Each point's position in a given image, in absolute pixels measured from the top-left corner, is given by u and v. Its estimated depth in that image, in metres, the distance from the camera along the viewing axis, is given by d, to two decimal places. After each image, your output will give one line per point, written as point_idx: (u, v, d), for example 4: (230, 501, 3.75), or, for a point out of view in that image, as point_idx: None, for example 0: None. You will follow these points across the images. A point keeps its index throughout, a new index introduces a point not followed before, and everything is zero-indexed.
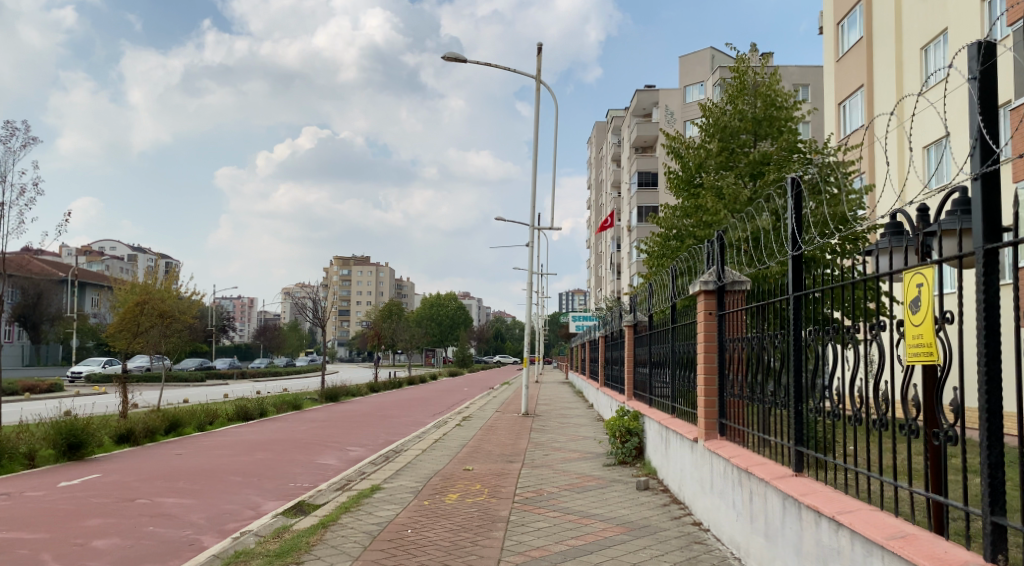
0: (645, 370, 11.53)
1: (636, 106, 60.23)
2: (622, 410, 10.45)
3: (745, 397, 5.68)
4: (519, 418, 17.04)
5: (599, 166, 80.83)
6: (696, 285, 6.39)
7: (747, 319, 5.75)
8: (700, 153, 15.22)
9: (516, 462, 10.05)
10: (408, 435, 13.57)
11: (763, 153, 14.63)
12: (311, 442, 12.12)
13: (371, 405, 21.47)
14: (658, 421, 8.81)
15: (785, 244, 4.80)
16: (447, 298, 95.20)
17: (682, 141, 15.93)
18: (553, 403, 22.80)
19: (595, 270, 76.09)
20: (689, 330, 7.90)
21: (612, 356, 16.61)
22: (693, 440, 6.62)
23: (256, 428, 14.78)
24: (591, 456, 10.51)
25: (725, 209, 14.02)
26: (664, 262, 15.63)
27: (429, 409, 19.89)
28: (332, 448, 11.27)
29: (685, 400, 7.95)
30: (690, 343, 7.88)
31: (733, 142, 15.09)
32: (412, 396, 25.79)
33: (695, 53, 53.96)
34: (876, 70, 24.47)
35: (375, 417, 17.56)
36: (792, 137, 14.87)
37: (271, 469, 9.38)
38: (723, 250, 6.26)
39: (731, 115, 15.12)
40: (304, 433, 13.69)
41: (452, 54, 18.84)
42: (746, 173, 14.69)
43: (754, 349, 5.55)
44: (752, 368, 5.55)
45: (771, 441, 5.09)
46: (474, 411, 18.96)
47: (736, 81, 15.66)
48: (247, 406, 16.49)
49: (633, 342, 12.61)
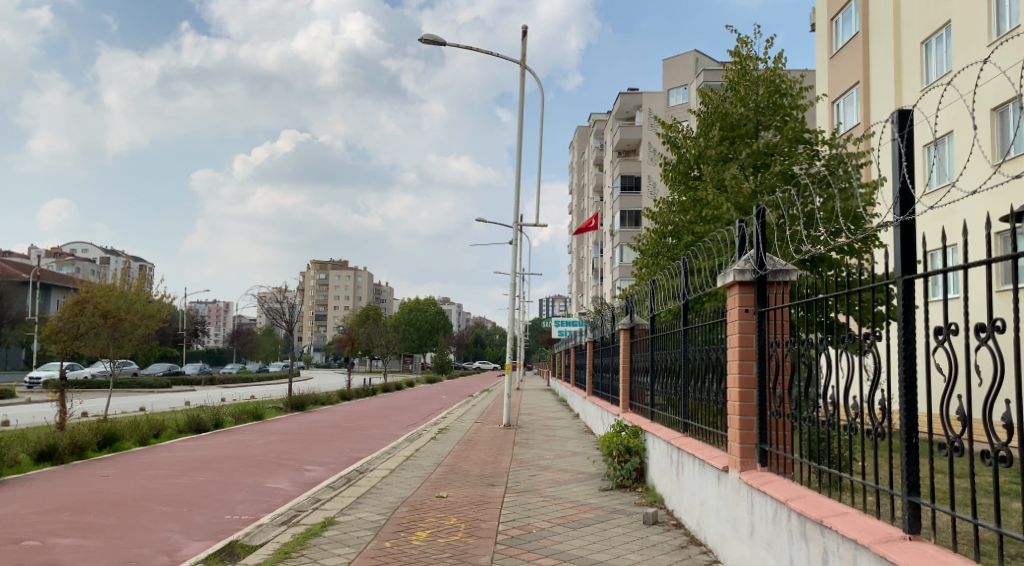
0: (644, 381, 10.23)
1: (619, 109, 59.49)
2: (620, 425, 9.16)
3: (795, 418, 4.40)
4: (499, 430, 15.68)
5: (581, 169, 79.78)
6: (728, 274, 5.01)
7: (795, 316, 4.45)
8: (699, 142, 13.95)
9: (498, 486, 8.66)
10: (377, 450, 12.14)
11: (768, 142, 13.48)
12: (265, 460, 10.62)
13: (340, 415, 19.94)
14: (666, 440, 7.45)
15: (888, 206, 3.09)
16: (425, 302, 93.38)
17: (679, 130, 14.67)
18: (535, 412, 21.43)
19: (577, 275, 75.03)
20: (711, 334, 6.62)
21: (601, 363, 15.30)
22: (721, 470, 5.27)
23: (207, 442, 13.22)
24: (583, 478, 9.18)
25: (727, 202, 12.82)
26: (659, 261, 14.36)
27: (403, 419, 18.43)
28: (286, 469, 9.80)
29: (705, 417, 6.63)
30: (713, 348, 6.55)
31: (735, 131, 13.89)
32: (386, 405, 24.26)
33: (679, 56, 53.31)
34: (872, 66, 23.58)
35: (344, 429, 16.07)
36: (798, 127, 13.74)
37: (209, 497, 7.91)
38: (764, 228, 4.91)
39: (732, 102, 13.99)
40: (260, 448, 12.20)
41: (431, 37, 17.44)
42: (749, 165, 13.52)
43: (805, 355, 4.27)
44: (805, 379, 4.28)
45: (844, 474, 3.76)
46: (452, 422, 17.55)
47: (738, 67, 14.50)
48: (200, 417, 14.90)
49: (629, 348, 11.31)
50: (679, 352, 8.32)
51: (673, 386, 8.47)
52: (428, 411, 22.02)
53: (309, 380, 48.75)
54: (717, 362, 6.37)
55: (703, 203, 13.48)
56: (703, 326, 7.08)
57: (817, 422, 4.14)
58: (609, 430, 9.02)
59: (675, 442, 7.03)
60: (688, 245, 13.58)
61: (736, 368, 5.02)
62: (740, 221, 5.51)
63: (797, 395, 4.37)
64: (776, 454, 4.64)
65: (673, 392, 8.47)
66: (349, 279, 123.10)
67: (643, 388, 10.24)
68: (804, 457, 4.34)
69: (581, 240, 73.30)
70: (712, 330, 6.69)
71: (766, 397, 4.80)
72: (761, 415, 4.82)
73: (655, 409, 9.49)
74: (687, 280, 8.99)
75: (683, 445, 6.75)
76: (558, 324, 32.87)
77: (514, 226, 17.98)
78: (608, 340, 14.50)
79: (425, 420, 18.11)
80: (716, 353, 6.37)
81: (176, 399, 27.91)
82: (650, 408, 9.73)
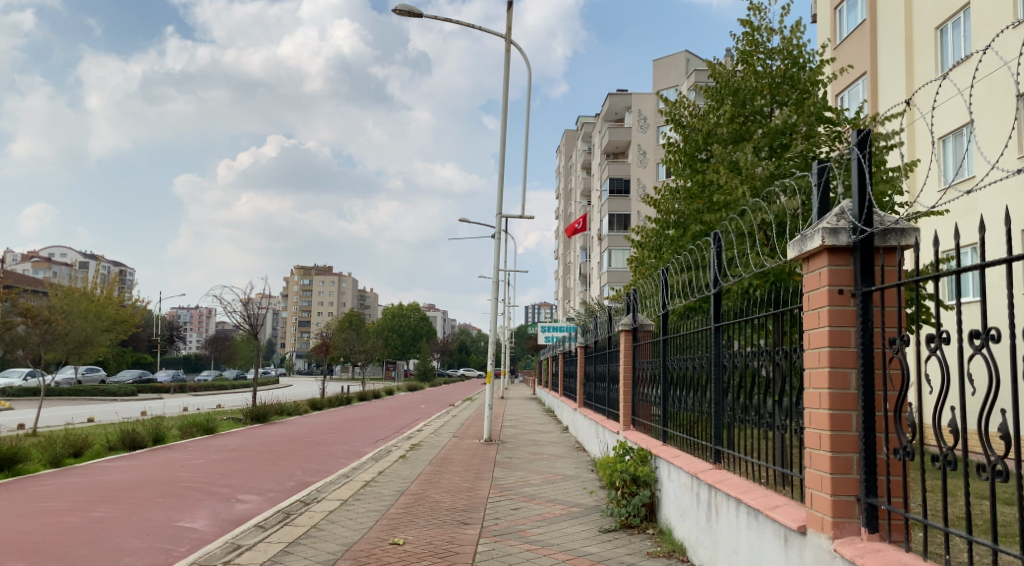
0: (650, 393, 8.64)
1: (608, 111, 58.11)
2: (623, 447, 7.52)
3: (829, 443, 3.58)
4: (479, 447, 13.93)
5: (568, 174, 78.19)
6: (814, 237, 3.30)
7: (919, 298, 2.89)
8: (708, 120, 12.30)
9: (472, 526, 6.88)
10: (335, 473, 10.36)
11: (785, 120, 11.88)
12: (193, 488, 8.77)
13: (305, 427, 18.05)
14: (689, 471, 5.79)
15: None
16: (409, 308, 91.24)
17: (685, 108, 13.01)
18: (521, 424, 19.67)
19: (563, 281, 73.41)
20: (766, 333, 5.22)
21: (595, 371, 13.60)
22: (795, 531, 3.53)
23: (137, 461, 11.32)
24: (579, 514, 7.44)
25: (742, 186, 11.18)
26: (664, 254, 12.66)
27: (374, 433, 16.59)
28: (214, 501, 7.97)
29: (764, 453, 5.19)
30: (771, 355, 5.10)
31: (747, 109, 12.30)
32: (358, 416, 22.36)
33: (670, 57, 51.90)
34: (881, 55, 22.10)
35: (304, 444, 14.22)
36: (818, 103, 12.14)
37: (94, 544, 6.08)
38: (866, 166, 3.24)
39: (743, 76, 12.39)
40: (195, 469, 10.33)
41: (408, 9, 15.70)
42: (763, 146, 11.93)
43: (939, 359, 2.69)
44: (940, 396, 2.71)
45: None
46: (427, 436, 15.77)
47: (750, 38, 12.90)
48: (137, 431, 13.00)
49: (630, 355, 9.60)
50: (700, 358, 6.78)
51: (692, 400, 7.00)
52: (403, 423, 20.21)
53: (286, 388, 46.72)
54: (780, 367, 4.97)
55: (713, 188, 11.90)
56: (749, 325, 5.76)
57: (958, 464, 2.59)
58: (611, 455, 7.39)
59: (698, 473, 5.49)
60: (694, 236, 11.98)
61: (822, 381, 3.29)
62: (819, 163, 3.77)
63: (923, 420, 2.81)
64: (893, 513, 2.98)
65: (695, 408, 6.93)
66: (333, 285, 121.02)
67: (650, 401, 8.63)
68: (939, 521, 2.70)
69: (568, 245, 71.67)
70: (766, 331, 5.33)
71: (876, 424, 3.12)
72: (868, 455, 3.10)
73: (667, 427, 7.92)
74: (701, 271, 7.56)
75: (713, 481, 5.11)
76: (546, 330, 31.10)
77: (498, 219, 16.23)
78: (603, 345, 12.82)
79: (397, 434, 16.30)
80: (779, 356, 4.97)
81: (131, 409, 25.69)
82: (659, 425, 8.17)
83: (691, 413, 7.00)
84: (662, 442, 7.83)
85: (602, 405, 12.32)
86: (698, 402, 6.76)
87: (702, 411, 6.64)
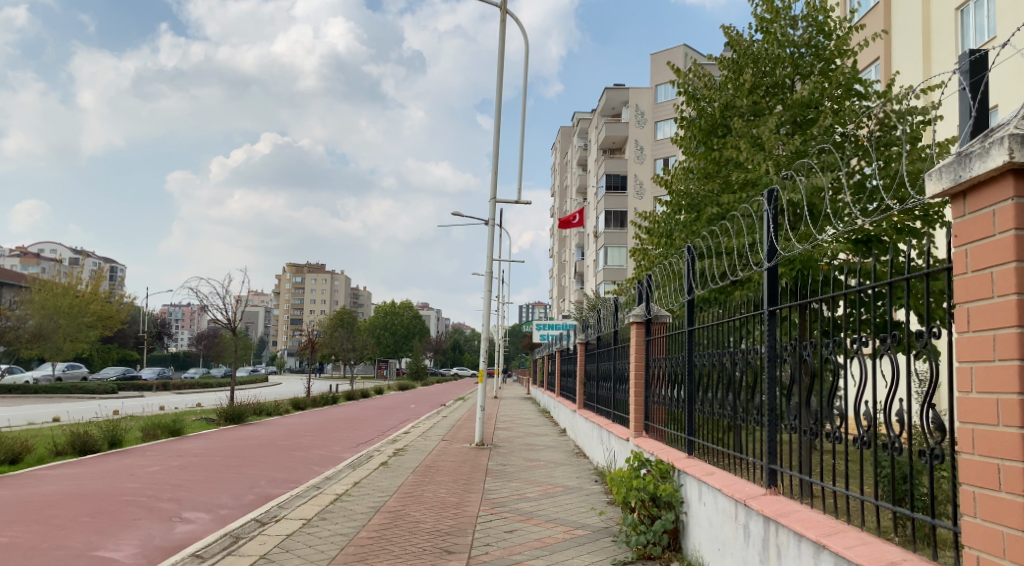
0: (668, 394, 7.48)
1: (604, 106, 57.12)
2: (640, 458, 6.34)
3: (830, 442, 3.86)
4: (470, 452, 12.70)
5: (564, 171, 77.01)
6: (993, 161, 2.06)
7: None
8: (724, 90, 11.07)
9: (458, 556, 5.65)
10: (304, 484, 9.10)
11: (811, 91, 10.73)
12: (133, 503, 7.51)
13: (283, 429, 16.78)
14: (727, 491, 4.68)
15: None
16: (402, 306, 89.75)
17: (698, 79, 11.76)
18: (515, 426, 18.44)
19: (559, 279, 72.21)
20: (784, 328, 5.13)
21: (597, 370, 12.40)
22: None
23: (84, 468, 10.04)
24: (585, 540, 6.21)
25: (766, 162, 10.00)
26: (676, 240, 11.40)
27: (356, 435, 15.32)
28: (152, 523, 6.71)
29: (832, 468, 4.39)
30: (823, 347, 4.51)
31: (767, 79, 11.10)
32: (342, 416, 21.06)
33: (668, 50, 50.74)
34: (896, 37, 20.91)
35: (278, 448, 12.96)
36: (849, 74, 10.95)
37: None
38: None
39: (765, 43, 11.18)
40: (143, 479, 9.03)
41: None
42: (786, 120, 10.78)
43: None
44: None
45: None
46: (414, 439, 14.51)
47: (770, 3, 11.61)
48: (90, 433, 11.70)
49: (641, 351, 8.31)
50: (735, 354, 5.87)
51: (720, 402, 6.17)
52: (390, 424, 18.94)
53: (274, 386, 45.33)
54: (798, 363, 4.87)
55: (733, 167, 10.71)
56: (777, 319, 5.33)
57: None
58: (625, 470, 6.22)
59: (740, 498, 4.37)
60: (710, 220, 10.77)
61: (1000, 384, 2.09)
62: (966, 54, 2.46)
63: None
64: None
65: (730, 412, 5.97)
66: (326, 282, 119.74)
67: (667, 403, 7.46)
68: None
69: (563, 243, 70.52)
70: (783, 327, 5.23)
71: None
72: None
73: (693, 436, 6.75)
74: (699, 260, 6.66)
75: (767, 510, 3.94)
76: (541, 328, 29.86)
77: (492, 204, 14.91)
78: (608, 341, 11.62)
79: (382, 437, 15.05)
80: (794, 352, 4.95)
81: (103, 407, 24.27)
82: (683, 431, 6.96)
83: (721, 419, 6.09)
84: (686, 455, 6.68)
85: (606, 408, 11.12)
86: (737, 404, 5.80)
87: (743, 417, 5.69)
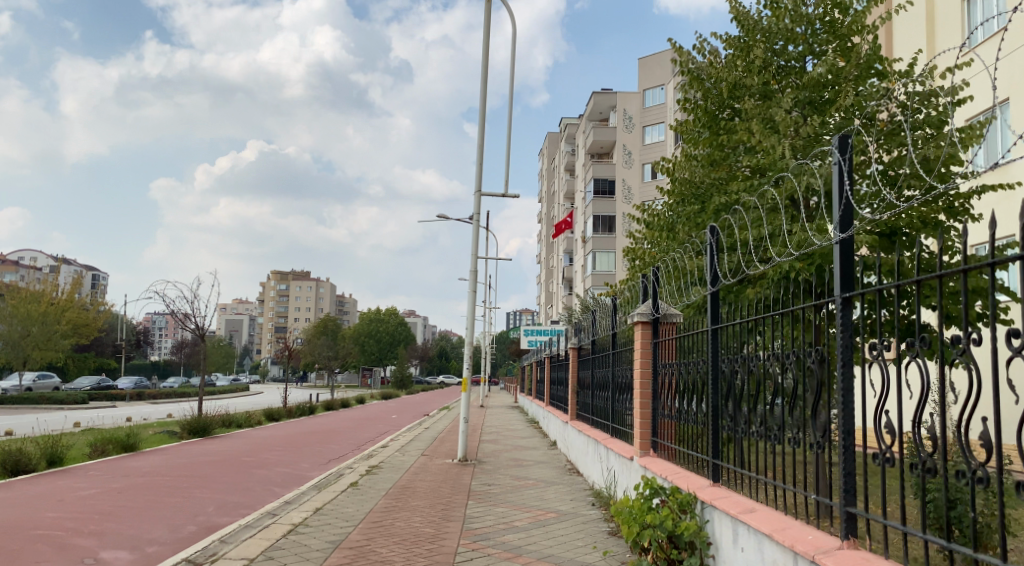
0: (682, 405, 6.35)
1: (593, 110, 56.29)
2: (651, 486, 5.30)
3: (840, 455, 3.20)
4: (452, 468, 11.57)
5: (551, 176, 76.13)
6: None
7: None
8: (732, 69, 10.05)
9: None
10: (262, 510, 7.95)
11: (827, 69, 9.74)
12: (47, 538, 6.31)
13: (252, 443, 15.53)
14: (770, 531, 3.67)
15: None
16: (388, 314, 88.20)
17: (702, 58, 10.72)
18: (502, 438, 17.30)
19: (547, 285, 71.17)
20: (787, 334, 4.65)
21: (592, 377, 11.31)
22: None
23: (10, 492, 8.79)
24: None
25: (783, 145, 8.99)
26: (679, 234, 10.31)
27: (329, 450, 14.11)
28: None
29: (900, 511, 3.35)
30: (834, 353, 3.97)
31: (776, 58, 10.13)
32: (319, 428, 19.82)
33: (656, 54, 50.06)
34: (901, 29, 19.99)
35: (240, 465, 11.75)
36: (869, 51, 9.95)
37: None
38: None
39: (776, 18, 10.15)
40: (71, 506, 7.77)
41: None
42: (799, 102, 9.79)
43: None
44: None
45: None
46: (392, 453, 13.35)
47: None
48: (24, 451, 10.42)
49: (646, 353, 7.13)
50: (750, 363, 5.06)
51: (740, 415, 5.21)
52: (368, 437, 17.71)
53: (254, 395, 43.95)
54: (807, 372, 4.31)
55: (745, 152, 9.71)
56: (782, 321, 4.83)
57: None
58: (635, 501, 5.19)
59: (791, 545, 3.36)
60: (717, 212, 9.74)
61: None
62: None
63: None
64: None
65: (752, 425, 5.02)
66: (311, 290, 118.23)
67: (682, 417, 6.34)
68: None
69: (551, 249, 69.54)
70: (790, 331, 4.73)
71: None
72: None
73: (717, 460, 5.56)
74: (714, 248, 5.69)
75: None
76: (529, 334, 28.73)
77: (477, 198, 13.76)
78: (604, 347, 10.55)
79: (357, 452, 13.87)
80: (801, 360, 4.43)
81: (65, 419, 22.76)
82: (702, 452, 5.84)
83: (752, 441, 5.05)
84: (710, 484, 5.53)
85: (603, 421, 10.01)
86: (763, 417, 4.86)
87: (774, 433, 4.72)
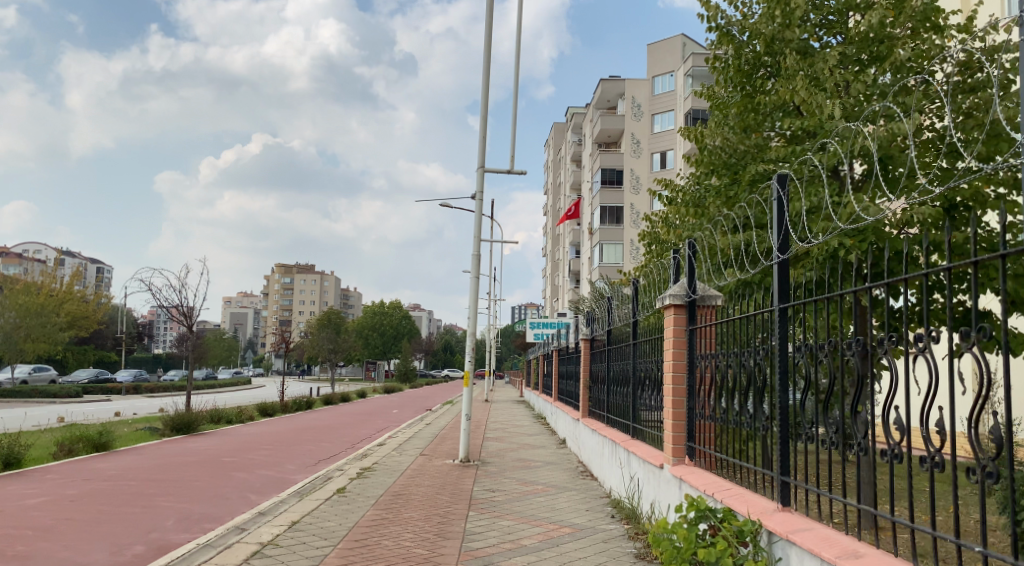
0: (724, 406, 5.30)
1: (599, 99, 55.00)
2: (700, 507, 4.20)
3: None
4: (452, 471, 10.47)
5: (557, 167, 74.89)
6: None
7: None
8: (768, 22, 8.85)
9: None
10: (234, 523, 6.92)
11: (878, 20, 8.51)
12: None
13: (238, 440, 14.46)
14: None
15: None
16: (391, 307, 87.04)
17: (733, 13, 9.52)
18: (507, 435, 16.17)
19: (553, 278, 70.04)
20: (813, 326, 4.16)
21: (607, 372, 10.22)
22: None
23: None
24: None
25: (831, 104, 7.81)
26: (708, 210, 9.15)
27: (320, 449, 13.04)
28: None
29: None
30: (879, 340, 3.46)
31: (817, 11, 8.91)
32: (313, 424, 18.75)
33: (665, 41, 48.85)
34: None
35: (219, 466, 10.67)
36: (926, 1, 8.59)
37: None
38: None
39: None
40: (8, 519, 6.69)
41: None
42: (845, 58, 8.62)
43: None
44: None
45: None
46: (388, 453, 12.27)
47: None
48: None
49: (681, 340, 5.97)
50: (805, 353, 4.20)
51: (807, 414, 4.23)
52: (365, 433, 16.65)
53: (252, 389, 42.93)
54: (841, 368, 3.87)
55: (785, 114, 8.61)
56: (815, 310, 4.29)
57: None
58: (681, 528, 4.09)
59: None
60: (753, 183, 8.65)
61: None
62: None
63: None
64: None
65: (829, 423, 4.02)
66: (316, 284, 117.61)
67: (726, 419, 5.26)
68: None
69: (557, 241, 68.38)
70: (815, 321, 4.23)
71: None
72: None
73: (786, 476, 4.29)
74: (787, 219, 4.62)
75: None
76: (534, 327, 27.65)
77: (479, 174, 12.62)
78: (621, 337, 9.45)
79: (350, 451, 12.82)
80: (835, 354, 3.91)
81: (49, 414, 21.69)
82: (762, 465, 4.67)
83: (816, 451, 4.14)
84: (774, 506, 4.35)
85: (622, 421, 8.90)
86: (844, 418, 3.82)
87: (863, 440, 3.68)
